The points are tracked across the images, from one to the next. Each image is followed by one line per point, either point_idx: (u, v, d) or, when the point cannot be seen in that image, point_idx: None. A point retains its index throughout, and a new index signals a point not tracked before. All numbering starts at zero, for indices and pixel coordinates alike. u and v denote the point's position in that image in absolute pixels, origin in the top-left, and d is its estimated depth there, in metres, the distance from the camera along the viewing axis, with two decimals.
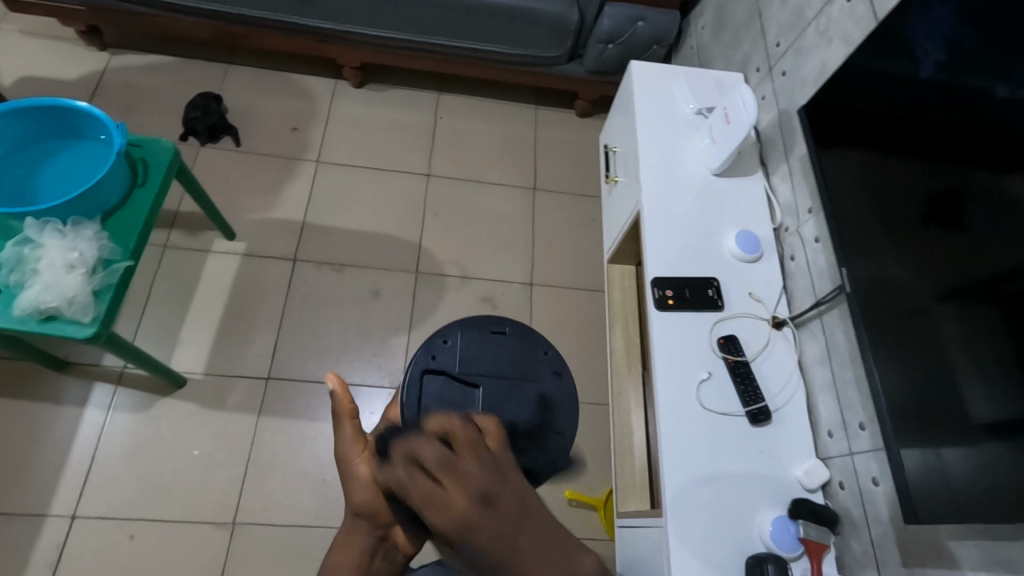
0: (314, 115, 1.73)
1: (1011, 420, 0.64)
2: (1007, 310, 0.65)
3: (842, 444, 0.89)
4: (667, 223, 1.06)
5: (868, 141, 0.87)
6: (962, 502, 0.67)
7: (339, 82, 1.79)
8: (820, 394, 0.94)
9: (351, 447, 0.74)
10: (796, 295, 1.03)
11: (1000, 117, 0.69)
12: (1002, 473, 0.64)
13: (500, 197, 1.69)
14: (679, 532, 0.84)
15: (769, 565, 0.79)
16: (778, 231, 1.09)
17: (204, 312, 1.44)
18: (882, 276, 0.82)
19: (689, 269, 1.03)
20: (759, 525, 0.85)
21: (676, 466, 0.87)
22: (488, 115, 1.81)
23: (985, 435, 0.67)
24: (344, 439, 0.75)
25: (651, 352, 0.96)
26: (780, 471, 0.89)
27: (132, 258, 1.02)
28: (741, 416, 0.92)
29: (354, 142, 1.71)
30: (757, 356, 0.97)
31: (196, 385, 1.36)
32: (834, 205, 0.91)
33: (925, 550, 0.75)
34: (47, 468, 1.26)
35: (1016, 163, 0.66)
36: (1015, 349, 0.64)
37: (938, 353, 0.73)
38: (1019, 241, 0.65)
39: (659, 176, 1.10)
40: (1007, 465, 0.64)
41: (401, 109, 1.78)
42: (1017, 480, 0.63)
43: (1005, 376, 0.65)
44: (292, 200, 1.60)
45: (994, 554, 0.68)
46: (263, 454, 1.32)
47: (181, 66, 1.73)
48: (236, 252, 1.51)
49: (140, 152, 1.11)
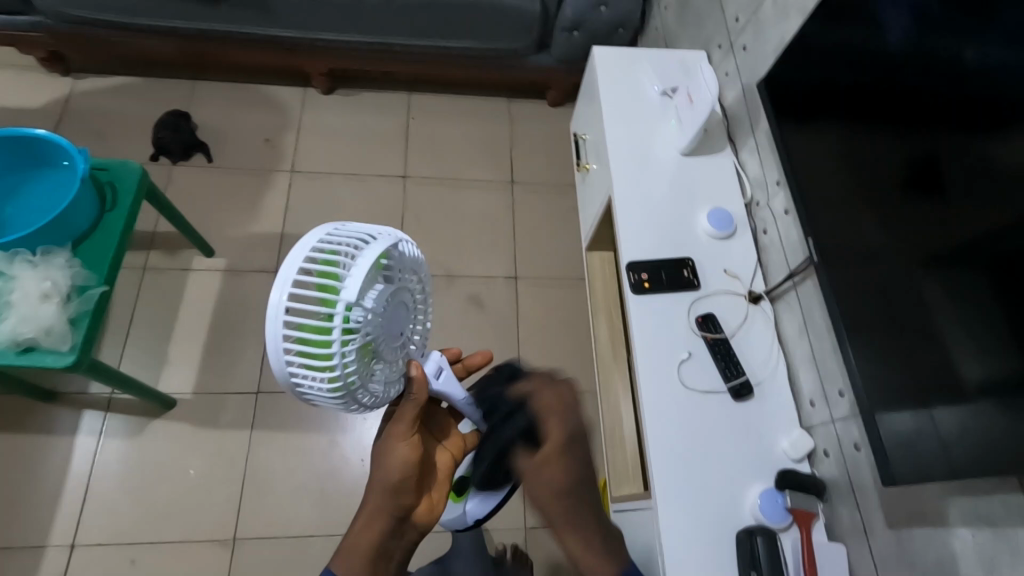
0: (286, 125, 1.72)
1: (1002, 379, 0.64)
2: (994, 271, 0.65)
3: (824, 413, 0.90)
4: (639, 207, 1.06)
5: (846, 113, 0.87)
6: (957, 462, 0.68)
7: (309, 90, 1.78)
8: (800, 365, 0.96)
9: (399, 446, 0.67)
10: (771, 269, 1.04)
11: (974, 79, 0.68)
12: (997, 432, 0.64)
13: (477, 193, 1.69)
14: (670, 512, 0.84)
15: (758, 539, 0.80)
16: (750, 206, 1.10)
17: (189, 331, 1.43)
18: (867, 244, 0.82)
19: (663, 252, 1.03)
20: (748, 498, 0.86)
21: (662, 450, 0.88)
22: (460, 113, 1.81)
23: (978, 395, 0.66)
24: (394, 460, 0.67)
25: (630, 337, 0.97)
26: (766, 444, 0.90)
27: (107, 283, 1.01)
28: (724, 393, 0.92)
29: (328, 149, 1.70)
30: (736, 332, 0.98)
31: (187, 405, 1.36)
32: (819, 179, 0.91)
33: (908, 512, 0.77)
34: (43, 498, 1.25)
35: (994, 124, 0.65)
36: (1006, 311, 0.63)
37: (927, 319, 0.73)
38: (1002, 202, 0.64)
39: (629, 159, 1.10)
40: (1001, 426, 0.64)
41: (373, 112, 1.77)
42: (1009, 439, 0.63)
43: (996, 338, 0.64)
44: (270, 212, 1.59)
45: (972, 511, 0.69)
46: (259, 468, 1.32)
47: (147, 87, 1.71)
48: (217, 269, 1.51)
49: (108, 176, 1.10)
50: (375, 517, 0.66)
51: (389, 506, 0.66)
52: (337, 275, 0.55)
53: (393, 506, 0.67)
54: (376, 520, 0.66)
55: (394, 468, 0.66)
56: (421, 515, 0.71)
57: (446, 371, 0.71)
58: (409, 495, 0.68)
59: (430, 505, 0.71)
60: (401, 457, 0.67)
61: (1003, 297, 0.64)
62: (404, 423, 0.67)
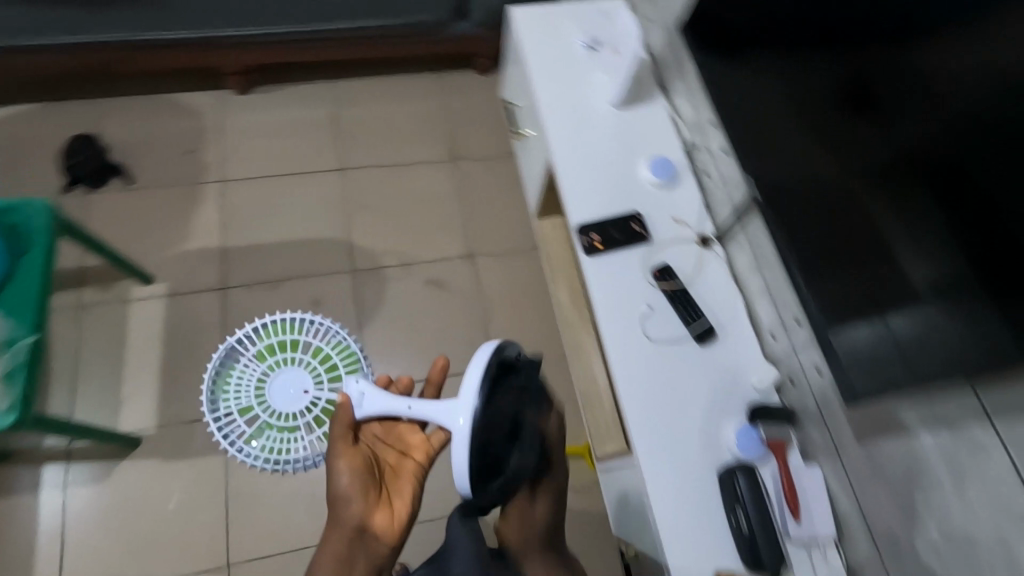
0: (206, 133, 1.62)
1: (953, 276, 0.67)
2: (935, 176, 0.67)
3: (785, 342, 0.93)
4: (581, 167, 1.05)
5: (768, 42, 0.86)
6: (919, 363, 0.71)
7: (224, 92, 1.68)
8: (757, 299, 0.98)
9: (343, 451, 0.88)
10: (717, 210, 1.05)
11: None
12: (954, 328, 0.68)
13: (419, 175, 1.64)
14: (652, 465, 0.86)
15: (739, 476, 0.83)
16: (689, 150, 1.10)
17: (141, 364, 1.37)
18: (807, 170, 0.82)
19: (611, 209, 1.02)
20: (724, 438, 0.88)
21: (637, 406, 0.89)
22: (388, 94, 1.74)
23: (932, 296, 0.69)
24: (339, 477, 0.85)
25: (591, 300, 0.96)
26: (735, 382, 0.92)
27: (36, 331, 0.95)
28: (688, 340, 0.93)
29: (255, 151, 1.62)
30: (693, 279, 0.99)
31: (154, 440, 1.31)
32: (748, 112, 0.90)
33: (873, 423, 0.80)
34: (16, 562, 1.20)
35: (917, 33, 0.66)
36: (948, 212, 0.66)
37: (874, 233, 0.75)
38: (935, 108, 0.66)
39: (564, 120, 1.08)
40: (957, 321, 0.67)
41: (297, 106, 1.68)
42: (965, 332, 0.67)
43: (943, 239, 0.67)
44: (205, 227, 1.51)
45: (933, 411, 0.73)
46: (241, 490, 1.29)
47: (44, 112, 1.58)
48: (159, 294, 1.43)
49: (14, 216, 1.01)
50: (340, 534, 0.82)
51: (347, 518, 0.83)
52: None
53: (352, 517, 0.83)
54: (339, 538, 0.82)
55: (344, 483, 0.85)
56: (384, 525, 0.84)
57: (367, 396, 0.91)
58: (359, 505, 0.84)
59: (393, 515, 0.85)
60: (342, 470, 0.85)
61: (949, 212, 0.66)
62: (340, 429, 0.89)
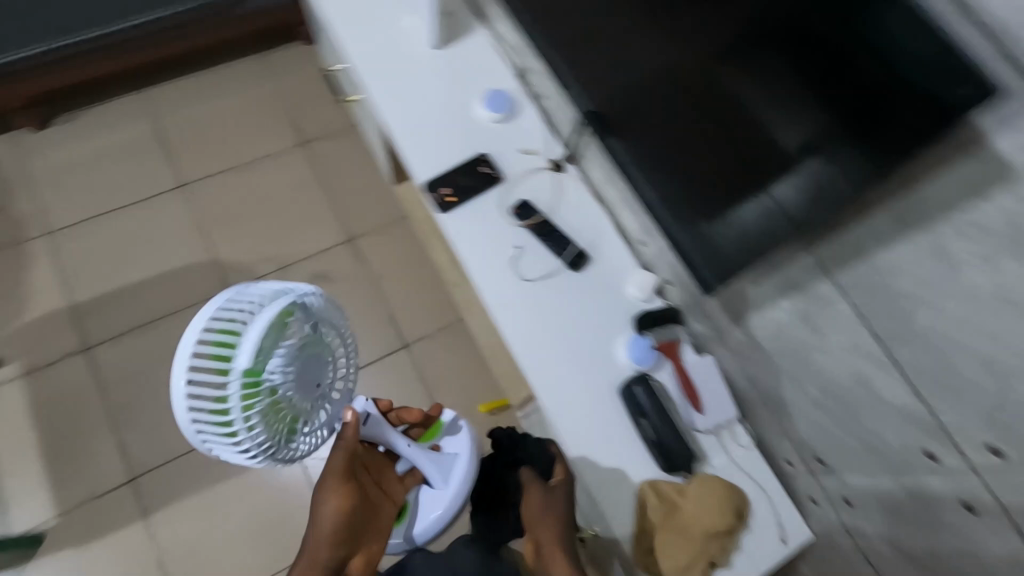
0: (13, 185, 1.41)
1: (819, 130, 0.59)
2: (774, 20, 0.58)
3: (653, 245, 0.96)
4: (414, 120, 0.99)
5: None
6: (804, 227, 0.63)
7: (20, 133, 1.46)
8: (619, 208, 0.99)
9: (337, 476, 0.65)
10: (562, 128, 1.03)
11: None
12: (833, 184, 0.59)
13: (273, 167, 1.51)
14: (556, 399, 0.89)
15: (635, 388, 0.88)
16: (522, 74, 1.06)
17: (18, 454, 1.23)
18: (630, 55, 0.71)
19: (455, 157, 0.99)
20: (618, 353, 0.92)
21: (530, 349, 0.91)
22: (213, 88, 1.56)
23: (806, 155, 0.61)
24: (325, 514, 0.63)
25: (459, 256, 0.95)
26: (616, 297, 0.95)
27: None
28: (563, 269, 0.95)
29: (78, 189, 1.43)
30: (554, 207, 0.99)
31: (58, 529, 1.19)
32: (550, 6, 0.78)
33: (740, 301, 0.85)
34: None
35: None
36: (803, 56, 0.58)
37: (725, 102, 0.65)
38: None
39: (383, 73, 1.00)
40: (835, 176, 0.59)
41: (111, 128, 1.49)
42: (849, 183, 0.58)
43: (803, 90, 0.59)
44: (44, 288, 1.34)
45: (813, 273, 0.72)
46: (173, 547, 1.20)
47: None
48: (15, 375, 1.28)
49: None
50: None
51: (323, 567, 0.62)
52: (220, 361, 0.53)
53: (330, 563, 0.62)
54: None
55: (326, 522, 0.63)
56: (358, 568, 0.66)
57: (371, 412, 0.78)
58: (345, 545, 0.64)
59: (369, 556, 0.68)
60: (331, 506, 0.63)
61: (801, 68, 0.58)
62: (338, 456, 0.66)
